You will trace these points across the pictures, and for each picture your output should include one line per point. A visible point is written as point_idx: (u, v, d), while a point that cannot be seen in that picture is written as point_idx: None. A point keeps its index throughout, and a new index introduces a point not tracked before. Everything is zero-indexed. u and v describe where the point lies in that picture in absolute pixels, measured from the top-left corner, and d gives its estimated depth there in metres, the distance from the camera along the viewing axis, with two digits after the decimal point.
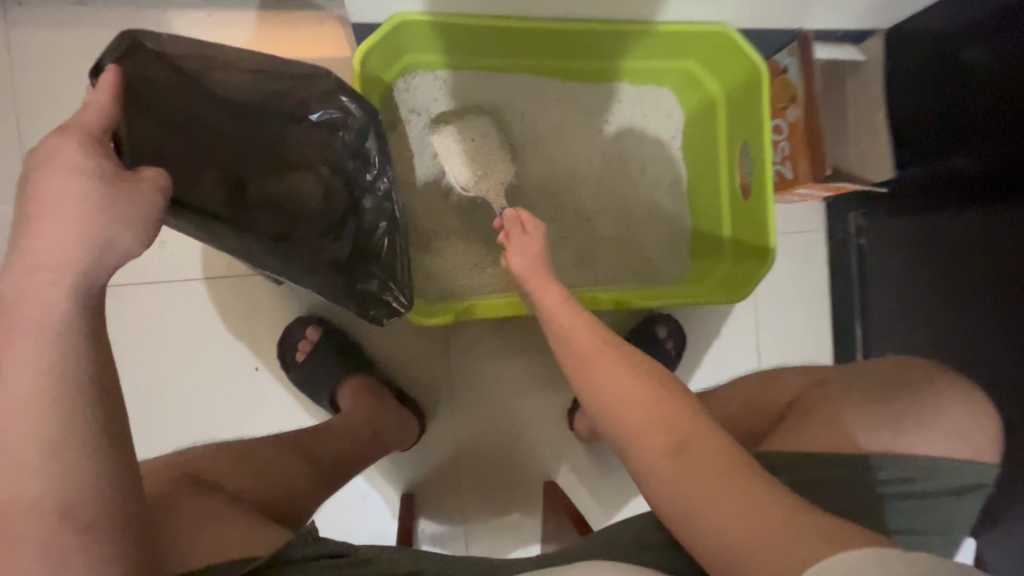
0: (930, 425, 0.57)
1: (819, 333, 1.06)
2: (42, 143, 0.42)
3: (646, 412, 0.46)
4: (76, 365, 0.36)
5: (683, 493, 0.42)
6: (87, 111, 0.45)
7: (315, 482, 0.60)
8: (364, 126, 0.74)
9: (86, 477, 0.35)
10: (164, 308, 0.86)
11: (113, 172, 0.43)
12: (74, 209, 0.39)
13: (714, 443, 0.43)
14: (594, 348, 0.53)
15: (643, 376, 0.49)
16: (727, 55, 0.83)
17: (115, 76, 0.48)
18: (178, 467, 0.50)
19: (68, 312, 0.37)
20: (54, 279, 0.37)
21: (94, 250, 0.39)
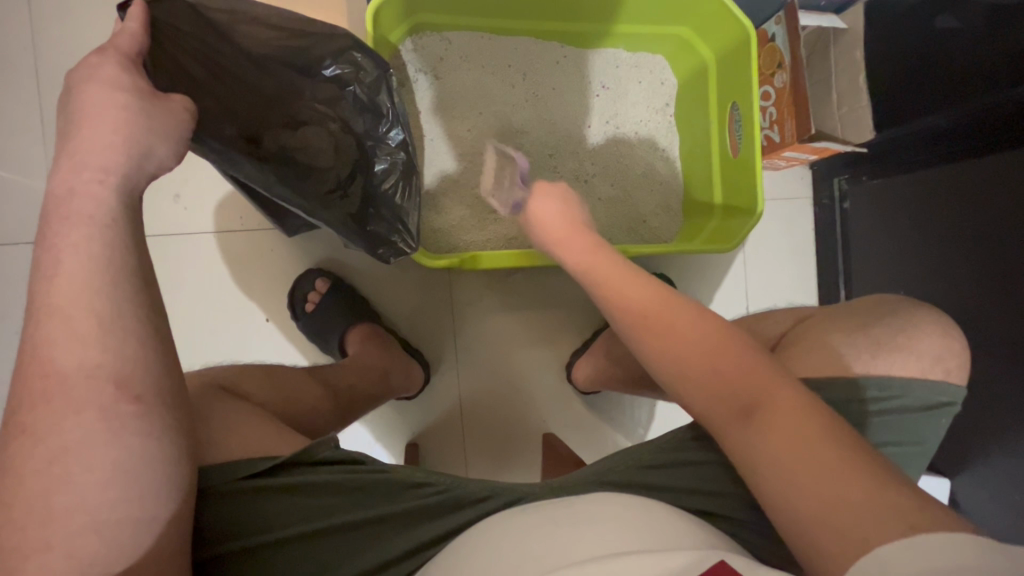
0: (906, 349, 0.61)
1: (806, 295, 1.10)
2: (83, 63, 0.44)
3: (696, 344, 0.51)
4: (122, 255, 0.39)
5: (761, 447, 0.46)
6: (121, 38, 0.48)
7: (331, 405, 0.64)
8: (375, 80, 0.76)
9: (137, 355, 0.38)
10: (180, 259, 0.89)
11: (147, 91, 0.46)
12: (115, 116, 0.42)
13: (789, 397, 0.47)
14: (609, 273, 0.58)
15: (662, 299, 0.55)
16: (718, 21, 0.88)
17: (143, 12, 0.52)
18: (208, 376, 0.54)
19: (112, 208, 0.40)
20: (99, 177, 0.40)
21: (135, 154, 0.42)
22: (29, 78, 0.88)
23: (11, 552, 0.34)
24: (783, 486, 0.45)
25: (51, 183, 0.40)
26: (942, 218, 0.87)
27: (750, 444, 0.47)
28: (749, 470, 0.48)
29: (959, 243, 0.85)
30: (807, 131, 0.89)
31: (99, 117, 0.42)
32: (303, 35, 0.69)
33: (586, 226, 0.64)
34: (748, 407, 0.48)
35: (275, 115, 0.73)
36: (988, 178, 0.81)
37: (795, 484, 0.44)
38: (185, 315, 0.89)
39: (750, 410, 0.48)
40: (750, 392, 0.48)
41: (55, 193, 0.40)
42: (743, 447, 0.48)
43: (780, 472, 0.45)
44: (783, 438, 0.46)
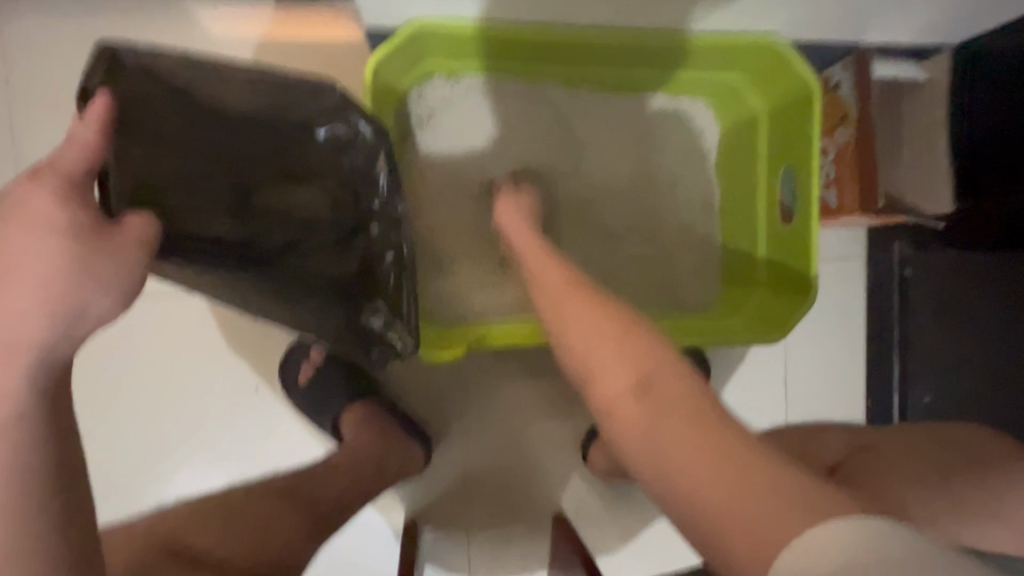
0: (998, 517, 0.52)
1: (854, 376, 0.96)
2: (13, 191, 0.37)
3: (593, 327, 0.47)
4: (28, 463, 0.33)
5: (643, 429, 0.39)
6: (70, 150, 0.39)
7: (315, 535, 0.56)
8: (375, 148, 0.63)
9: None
10: (151, 325, 0.82)
11: (93, 226, 0.37)
12: (38, 274, 0.35)
13: (681, 384, 0.40)
14: (557, 283, 0.54)
15: (606, 306, 0.49)
16: (776, 73, 0.76)
17: (102, 108, 0.40)
18: (157, 537, 0.47)
19: (23, 402, 0.33)
20: (8, 361, 0.33)
21: (59, 323, 0.34)
22: (24, 113, 0.82)
23: None
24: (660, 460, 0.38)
25: None
26: None
27: (628, 419, 0.40)
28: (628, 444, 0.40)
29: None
30: (875, 203, 0.78)
31: (18, 277, 0.34)
32: (290, 94, 0.60)
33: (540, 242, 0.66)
34: (646, 380, 0.41)
35: (264, 170, 0.62)
36: None
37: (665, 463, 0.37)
38: (131, 444, 0.82)
39: (645, 384, 0.41)
40: (637, 359, 0.43)
41: None
42: (634, 426, 0.40)
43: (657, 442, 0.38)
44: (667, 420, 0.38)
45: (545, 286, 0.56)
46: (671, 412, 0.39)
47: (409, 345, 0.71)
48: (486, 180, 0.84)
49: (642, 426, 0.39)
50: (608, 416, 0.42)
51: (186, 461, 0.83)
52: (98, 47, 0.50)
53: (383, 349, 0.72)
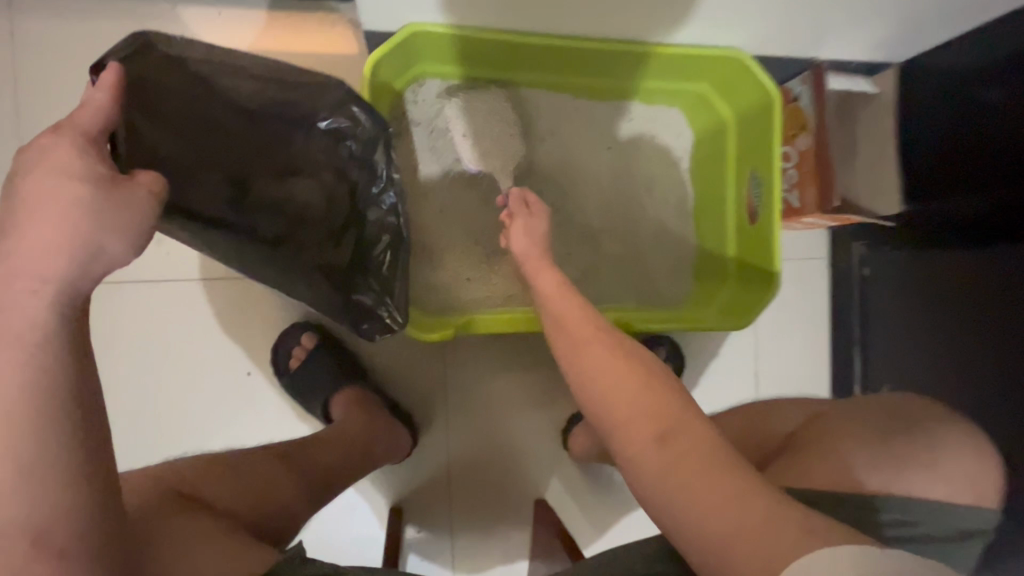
0: (932, 469, 0.57)
1: (820, 362, 1.03)
2: (33, 145, 0.40)
3: (610, 367, 0.49)
4: (51, 381, 0.35)
5: (669, 482, 0.42)
6: (84, 111, 0.44)
7: (304, 500, 0.59)
8: (373, 137, 0.71)
9: (58, 504, 0.34)
10: (150, 310, 0.84)
11: (109, 176, 0.41)
12: (61, 216, 0.38)
13: (702, 436, 0.43)
14: (580, 325, 0.55)
15: (619, 346, 0.51)
16: (742, 81, 0.83)
17: (115, 75, 0.45)
18: (166, 479, 0.49)
19: (50, 324, 0.36)
20: (33, 288, 0.36)
21: (80, 258, 0.38)
22: (23, 110, 0.86)
23: None
24: (686, 517, 0.41)
25: None
26: (964, 313, 0.82)
27: (652, 469, 0.43)
28: (651, 492, 0.43)
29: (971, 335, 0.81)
30: (832, 202, 0.85)
31: (44, 216, 0.38)
32: (294, 86, 0.67)
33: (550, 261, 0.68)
34: (668, 433, 0.44)
35: (262, 164, 0.68)
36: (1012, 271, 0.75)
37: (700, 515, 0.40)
38: (128, 428, 0.84)
39: (665, 437, 0.43)
40: (663, 413, 0.45)
41: None
42: (657, 474, 0.42)
43: (680, 494, 0.41)
44: (688, 466, 0.42)
45: (560, 315, 0.58)
46: (696, 462, 0.42)
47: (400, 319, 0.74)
48: (474, 177, 0.89)
49: (663, 478, 0.42)
50: (631, 458, 0.45)
51: (185, 444, 0.85)
52: (132, 34, 0.54)
53: (374, 324, 0.75)
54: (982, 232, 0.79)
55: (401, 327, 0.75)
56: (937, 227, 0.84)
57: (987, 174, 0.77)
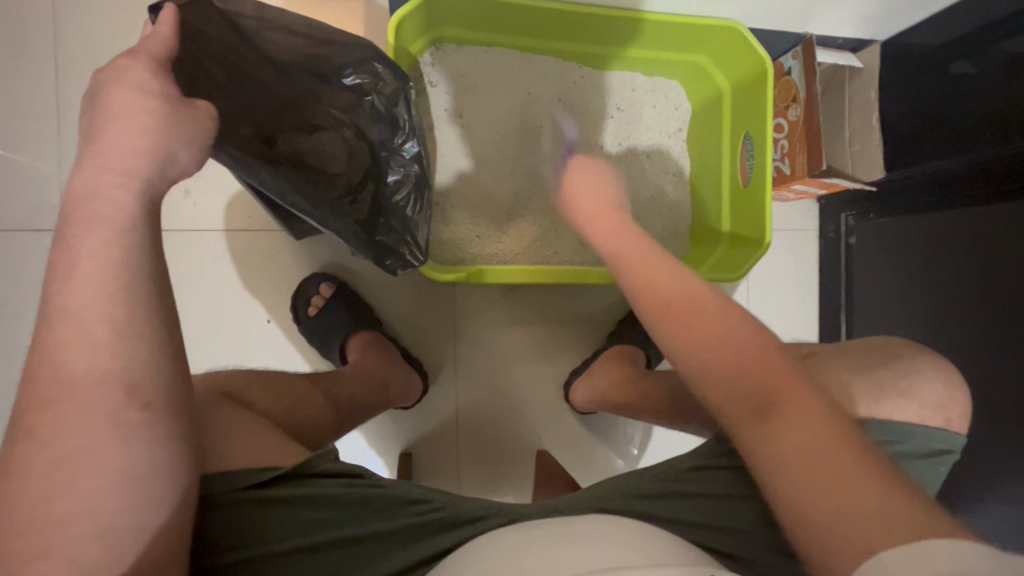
0: (907, 394, 0.63)
1: (807, 322, 1.10)
2: (111, 65, 0.44)
3: (733, 346, 0.47)
4: (138, 259, 0.39)
5: (790, 466, 0.43)
6: (152, 41, 0.48)
7: (332, 418, 0.64)
8: (395, 90, 0.76)
9: (147, 365, 0.38)
10: (177, 257, 0.88)
11: (177, 97, 0.45)
12: (140, 122, 0.42)
13: (811, 411, 0.44)
14: (675, 291, 0.52)
15: (723, 310, 0.50)
16: (738, 51, 0.89)
17: (174, 14, 0.50)
18: (214, 381, 0.54)
19: (135, 212, 0.40)
20: (120, 180, 0.40)
21: (158, 159, 0.42)
22: (48, 66, 0.88)
23: (17, 552, 0.34)
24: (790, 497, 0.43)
25: (73, 185, 0.40)
26: (952, 270, 0.86)
27: (771, 449, 0.44)
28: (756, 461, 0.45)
29: (949, 285, 0.87)
30: (818, 164, 0.90)
31: (125, 121, 0.42)
32: (325, 43, 0.69)
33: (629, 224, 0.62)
34: (769, 407, 0.45)
35: (289, 119, 0.74)
36: (1005, 228, 0.79)
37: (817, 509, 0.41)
38: None
39: (765, 410, 0.45)
40: (767, 390, 0.45)
41: (76, 193, 0.40)
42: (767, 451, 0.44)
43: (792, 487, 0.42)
44: (797, 436, 0.43)
45: (634, 270, 0.55)
46: (815, 458, 0.42)
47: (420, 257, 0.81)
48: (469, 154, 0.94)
49: (782, 461, 0.43)
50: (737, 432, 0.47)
51: None
52: None
53: (397, 261, 0.80)
54: (981, 191, 0.82)
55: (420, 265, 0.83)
56: (943, 185, 0.87)
57: (969, 133, 0.81)
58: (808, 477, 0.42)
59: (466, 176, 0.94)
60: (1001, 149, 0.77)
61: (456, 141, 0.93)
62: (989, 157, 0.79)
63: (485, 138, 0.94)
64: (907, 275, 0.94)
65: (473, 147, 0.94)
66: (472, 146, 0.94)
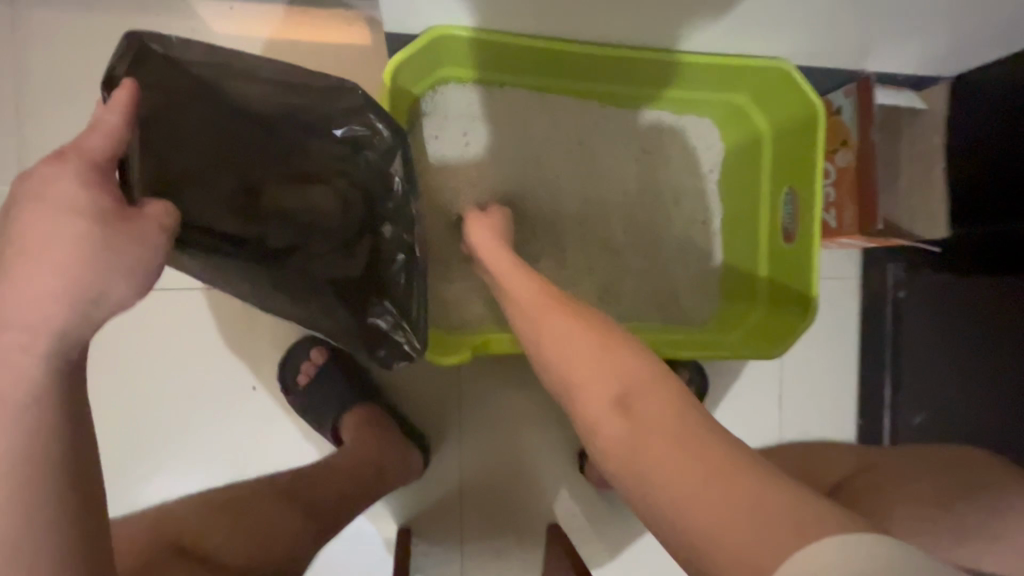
0: None
1: (848, 384, 0.98)
2: (35, 171, 0.35)
3: (580, 343, 0.42)
4: (33, 452, 0.32)
5: (637, 453, 0.34)
6: (93, 133, 0.39)
7: (319, 536, 0.56)
8: (390, 146, 0.65)
9: None
10: (155, 321, 0.81)
11: (115, 212, 0.37)
12: (57, 259, 0.34)
13: (664, 395, 0.37)
14: (533, 300, 0.50)
15: (583, 316, 0.46)
16: (784, 93, 0.78)
17: (130, 93, 0.40)
18: (161, 536, 0.47)
19: (38, 385, 0.32)
20: (26, 342, 0.33)
21: (79, 306, 0.34)
22: (28, 104, 0.82)
23: None
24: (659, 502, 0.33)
25: None
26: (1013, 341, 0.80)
27: (613, 437, 0.36)
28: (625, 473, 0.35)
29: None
30: (875, 224, 0.80)
31: (38, 261, 0.34)
32: (303, 92, 0.61)
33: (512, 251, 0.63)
34: (626, 397, 0.37)
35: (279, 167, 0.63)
36: None
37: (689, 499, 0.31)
38: (129, 447, 0.80)
39: (625, 400, 0.37)
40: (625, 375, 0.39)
41: None
42: (616, 449, 0.36)
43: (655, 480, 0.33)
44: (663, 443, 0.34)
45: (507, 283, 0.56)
46: (659, 428, 0.34)
47: (418, 346, 0.71)
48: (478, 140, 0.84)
49: (628, 450, 0.35)
50: (591, 431, 0.38)
51: (187, 464, 0.81)
52: (127, 36, 0.50)
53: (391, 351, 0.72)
54: None
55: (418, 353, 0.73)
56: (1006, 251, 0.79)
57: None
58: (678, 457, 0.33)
59: (472, 147, 0.83)
60: None
61: (467, 137, 0.83)
62: None
63: (504, 127, 0.84)
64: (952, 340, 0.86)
65: (484, 120, 0.83)
66: (490, 129, 0.84)
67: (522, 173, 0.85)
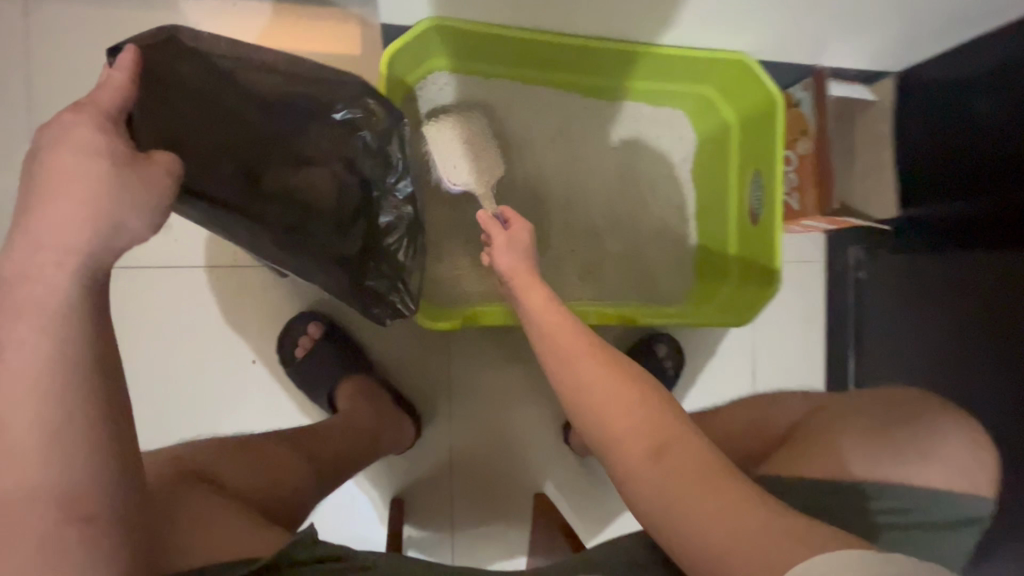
0: (931, 458, 0.59)
1: (814, 357, 1.05)
2: (55, 121, 0.40)
3: (606, 393, 0.48)
4: (68, 357, 0.35)
5: (672, 494, 0.42)
6: (103, 91, 0.44)
7: (316, 484, 0.60)
8: (388, 128, 0.72)
9: (83, 470, 0.34)
10: (166, 296, 0.84)
11: (125, 155, 0.41)
12: (83, 191, 0.38)
13: (695, 448, 0.44)
14: (567, 337, 0.54)
15: (609, 360, 0.51)
16: (745, 83, 0.85)
17: (134, 56, 0.46)
18: (180, 459, 0.50)
19: (70, 297, 0.36)
20: (58, 260, 0.36)
21: (102, 231, 0.38)
22: (37, 94, 0.86)
23: None
24: (692, 540, 0.41)
25: (4, 266, 0.36)
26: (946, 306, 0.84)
27: (647, 480, 0.43)
28: (655, 509, 0.43)
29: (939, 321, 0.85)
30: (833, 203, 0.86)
31: (70, 192, 0.38)
32: (313, 81, 0.67)
33: (537, 275, 0.64)
34: (661, 446, 0.44)
35: (274, 156, 0.65)
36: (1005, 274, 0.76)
37: (717, 539, 0.39)
38: (159, 416, 0.85)
39: (661, 450, 0.44)
40: (656, 429, 0.45)
41: (6, 275, 0.36)
42: (652, 491, 0.43)
43: (694, 530, 0.40)
44: (701, 497, 0.41)
45: (539, 320, 0.57)
46: (688, 477, 0.42)
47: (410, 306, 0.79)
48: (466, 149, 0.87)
49: (662, 491, 0.42)
50: (626, 474, 0.45)
51: (212, 429, 0.86)
52: (161, 28, 0.57)
53: (385, 307, 0.79)
54: (980, 235, 0.80)
55: (410, 313, 0.82)
56: (960, 236, 0.82)
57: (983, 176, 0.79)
58: (705, 504, 0.41)
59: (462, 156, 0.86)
60: (1009, 196, 0.76)
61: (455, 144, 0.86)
62: (991, 206, 0.78)
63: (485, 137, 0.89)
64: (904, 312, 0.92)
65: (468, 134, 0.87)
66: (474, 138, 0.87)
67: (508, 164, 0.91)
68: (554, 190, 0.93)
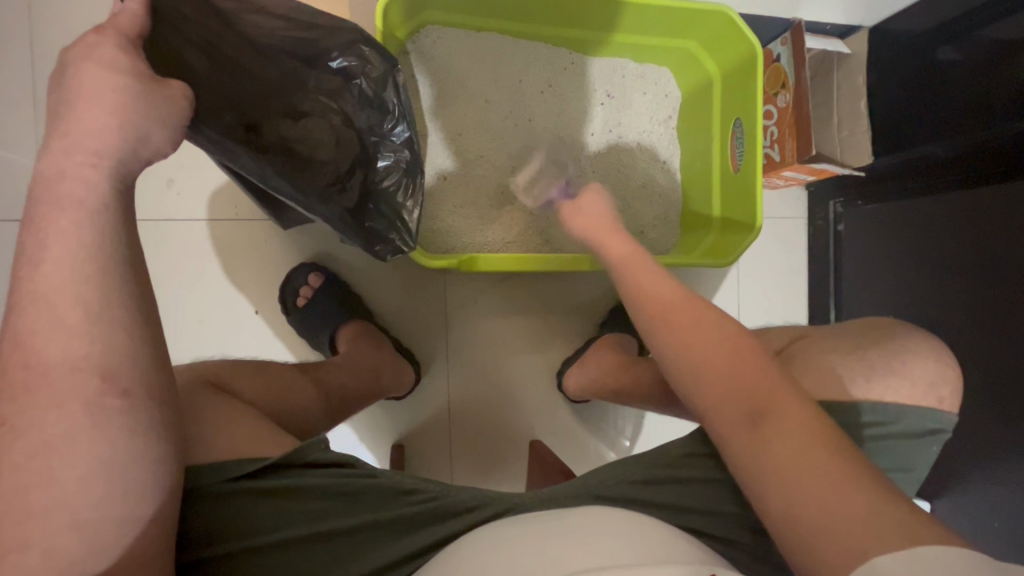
0: (901, 374, 0.63)
1: (798, 304, 1.10)
2: (80, 41, 0.42)
3: (719, 354, 0.50)
4: (104, 248, 0.38)
5: (767, 458, 0.45)
6: (122, 16, 0.46)
7: (322, 408, 0.65)
8: (384, 75, 0.72)
9: (116, 349, 0.37)
10: (178, 244, 0.87)
11: (146, 74, 0.43)
12: (109, 99, 0.40)
13: (800, 417, 0.46)
14: (652, 283, 0.57)
15: (711, 317, 0.53)
16: (724, 34, 0.88)
17: None
18: (200, 371, 0.55)
19: (104, 194, 0.39)
20: (93, 161, 0.39)
21: (130, 137, 0.40)
22: (37, 47, 0.86)
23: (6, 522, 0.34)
24: (783, 504, 0.44)
25: (41, 165, 0.39)
26: (935, 245, 0.87)
27: (745, 444, 0.47)
28: (743, 464, 0.47)
29: (919, 265, 0.89)
30: (807, 151, 0.90)
31: (97, 102, 0.40)
32: (311, 27, 0.65)
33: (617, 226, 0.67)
34: (758, 415, 0.47)
35: (274, 105, 0.70)
36: (998, 210, 0.78)
37: (811, 507, 0.42)
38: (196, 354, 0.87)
39: (758, 417, 0.47)
40: (756, 397, 0.48)
41: (43, 173, 0.38)
42: (744, 452, 0.47)
43: (784, 492, 0.44)
44: (786, 446, 0.45)
45: (620, 263, 0.61)
46: (787, 448, 0.45)
47: (410, 241, 0.79)
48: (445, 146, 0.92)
49: (758, 454, 0.46)
50: (724, 439, 0.48)
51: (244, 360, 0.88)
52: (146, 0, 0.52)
53: (387, 246, 0.79)
54: (980, 172, 0.81)
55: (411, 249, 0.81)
56: (935, 167, 0.87)
57: (962, 121, 0.82)
58: (792, 470, 0.44)
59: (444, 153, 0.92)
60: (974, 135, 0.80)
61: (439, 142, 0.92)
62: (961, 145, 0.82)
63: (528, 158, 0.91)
64: (886, 258, 0.95)
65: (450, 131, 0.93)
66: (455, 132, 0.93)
67: (501, 117, 0.94)
68: (545, 144, 0.96)
